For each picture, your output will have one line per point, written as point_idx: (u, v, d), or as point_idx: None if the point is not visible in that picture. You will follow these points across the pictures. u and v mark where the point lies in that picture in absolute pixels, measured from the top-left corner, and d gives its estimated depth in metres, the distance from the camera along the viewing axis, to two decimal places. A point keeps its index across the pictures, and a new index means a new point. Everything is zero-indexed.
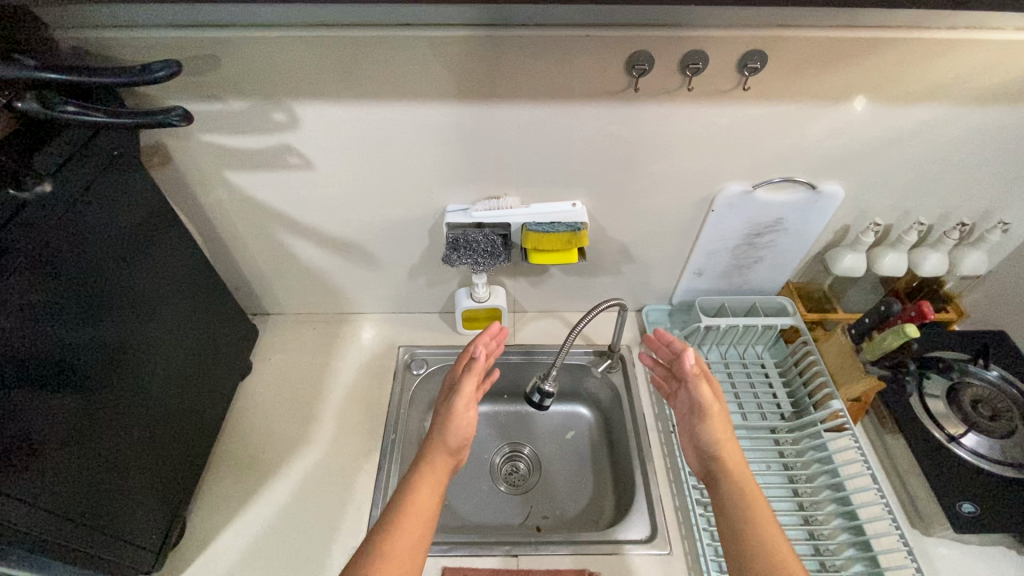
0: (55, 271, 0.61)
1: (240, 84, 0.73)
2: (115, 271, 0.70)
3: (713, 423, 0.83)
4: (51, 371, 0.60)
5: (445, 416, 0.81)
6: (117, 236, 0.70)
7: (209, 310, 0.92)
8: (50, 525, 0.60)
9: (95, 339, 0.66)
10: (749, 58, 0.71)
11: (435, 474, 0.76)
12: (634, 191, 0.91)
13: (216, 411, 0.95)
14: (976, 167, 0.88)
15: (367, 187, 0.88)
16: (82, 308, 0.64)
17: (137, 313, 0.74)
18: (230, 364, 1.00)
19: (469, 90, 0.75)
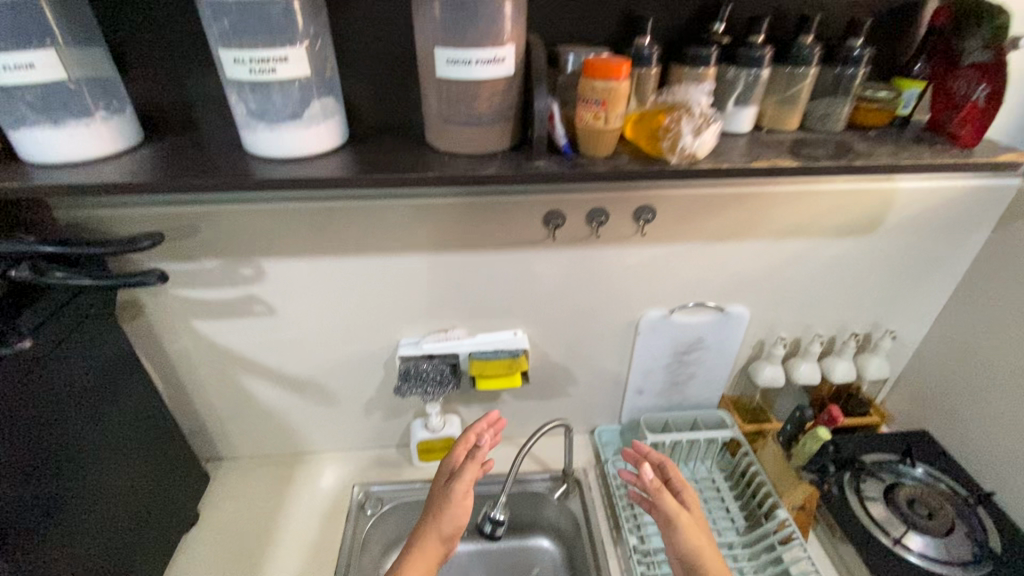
0: (12, 426, 0.63)
1: (216, 246, 0.85)
2: (70, 421, 0.72)
3: (686, 535, 0.83)
4: None
5: (440, 509, 0.83)
6: (78, 387, 0.74)
7: (159, 457, 0.93)
8: None
9: (36, 496, 0.66)
10: (641, 211, 0.88)
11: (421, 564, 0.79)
12: (568, 319, 1.02)
13: (151, 568, 0.90)
14: (853, 287, 1.04)
15: (326, 327, 0.97)
16: (29, 454, 0.66)
17: (83, 464, 0.74)
18: (176, 510, 0.97)
19: (414, 244, 0.88)
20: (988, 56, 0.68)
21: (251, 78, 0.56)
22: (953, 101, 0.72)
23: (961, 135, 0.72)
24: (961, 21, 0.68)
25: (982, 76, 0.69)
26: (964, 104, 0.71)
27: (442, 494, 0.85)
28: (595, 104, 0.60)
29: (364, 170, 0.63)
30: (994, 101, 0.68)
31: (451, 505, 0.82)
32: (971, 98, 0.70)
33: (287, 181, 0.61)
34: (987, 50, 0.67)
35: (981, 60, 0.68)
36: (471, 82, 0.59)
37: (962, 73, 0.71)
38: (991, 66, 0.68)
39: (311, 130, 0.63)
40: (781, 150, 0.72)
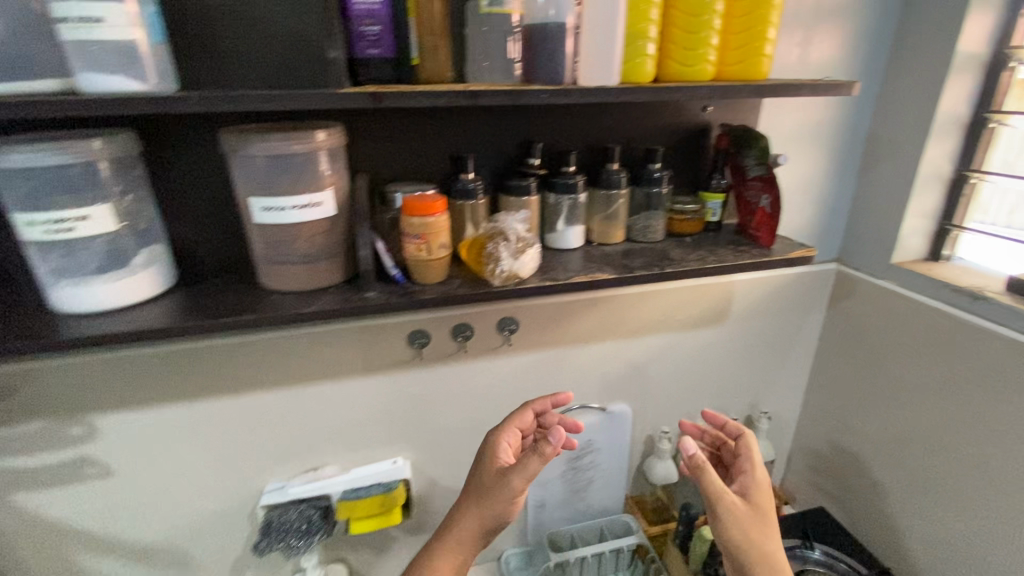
0: None
1: (37, 406, 0.76)
2: None
3: (744, 531, 0.72)
4: None
5: (480, 499, 0.79)
6: None
7: None
8: None
9: None
10: (504, 323, 0.91)
11: (453, 553, 0.77)
12: (451, 438, 0.98)
13: None
14: (722, 373, 1.09)
15: (178, 480, 0.87)
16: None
17: None
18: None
19: (271, 378, 0.84)
20: (763, 170, 0.78)
21: (48, 237, 0.55)
22: (750, 209, 0.83)
23: (762, 237, 0.81)
24: (739, 144, 0.81)
25: (763, 187, 0.79)
26: (757, 211, 0.81)
27: (488, 483, 0.80)
28: (415, 238, 0.63)
29: (183, 315, 0.61)
30: (776, 206, 0.78)
31: (498, 498, 0.77)
32: (761, 206, 0.80)
33: (92, 337, 0.57)
34: (760, 166, 0.78)
35: (759, 174, 0.79)
36: (290, 225, 0.61)
37: (750, 185, 0.81)
38: (767, 178, 0.78)
39: (125, 280, 0.61)
40: (610, 260, 0.78)
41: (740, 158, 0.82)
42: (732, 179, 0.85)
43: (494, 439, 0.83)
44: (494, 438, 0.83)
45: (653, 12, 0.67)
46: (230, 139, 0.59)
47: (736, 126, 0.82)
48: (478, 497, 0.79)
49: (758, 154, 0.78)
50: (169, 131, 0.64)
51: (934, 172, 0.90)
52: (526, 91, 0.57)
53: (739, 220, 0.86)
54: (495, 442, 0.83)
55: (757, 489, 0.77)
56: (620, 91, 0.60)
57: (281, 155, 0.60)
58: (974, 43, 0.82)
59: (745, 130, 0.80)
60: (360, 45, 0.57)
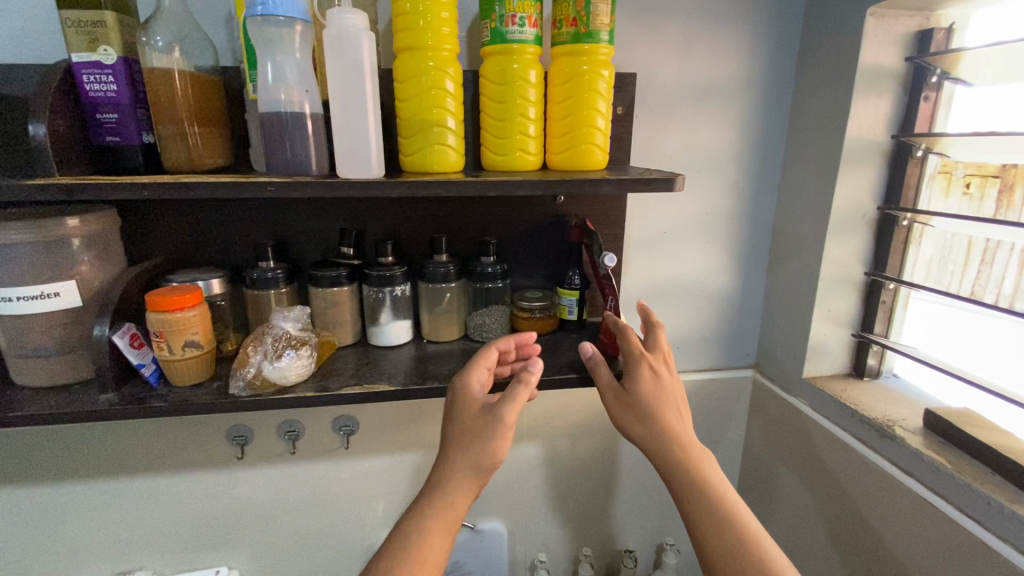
0: None
1: None
2: None
3: (651, 412, 0.62)
4: None
5: (469, 444, 0.58)
6: None
7: None
8: None
9: None
10: (341, 423, 0.82)
11: (450, 522, 0.57)
12: (288, 548, 0.87)
13: None
14: (619, 492, 0.93)
15: None
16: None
17: None
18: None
19: (75, 468, 0.77)
20: (606, 273, 0.69)
21: None
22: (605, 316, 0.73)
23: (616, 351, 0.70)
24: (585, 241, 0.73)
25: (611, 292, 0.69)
26: (609, 319, 0.71)
27: (471, 428, 0.58)
28: (154, 334, 0.57)
29: None
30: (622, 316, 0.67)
31: (487, 439, 0.57)
32: (608, 310, 0.70)
33: None
34: (602, 268, 0.69)
35: (604, 277, 0.70)
36: (23, 316, 0.57)
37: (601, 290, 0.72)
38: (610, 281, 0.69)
39: None
40: (425, 364, 0.68)
41: (589, 258, 0.73)
42: (588, 279, 0.77)
43: (463, 378, 0.60)
44: (466, 376, 0.60)
45: (449, 101, 0.60)
46: None
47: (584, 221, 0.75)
48: (454, 445, 0.58)
49: (598, 253, 0.69)
50: None
51: (842, 274, 0.77)
52: (250, 183, 0.51)
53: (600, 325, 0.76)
54: (470, 379, 0.60)
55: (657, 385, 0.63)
56: (370, 185, 0.53)
57: (11, 246, 0.56)
58: (868, 131, 0.71)
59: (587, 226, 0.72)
60: (98, 133, 0.54)
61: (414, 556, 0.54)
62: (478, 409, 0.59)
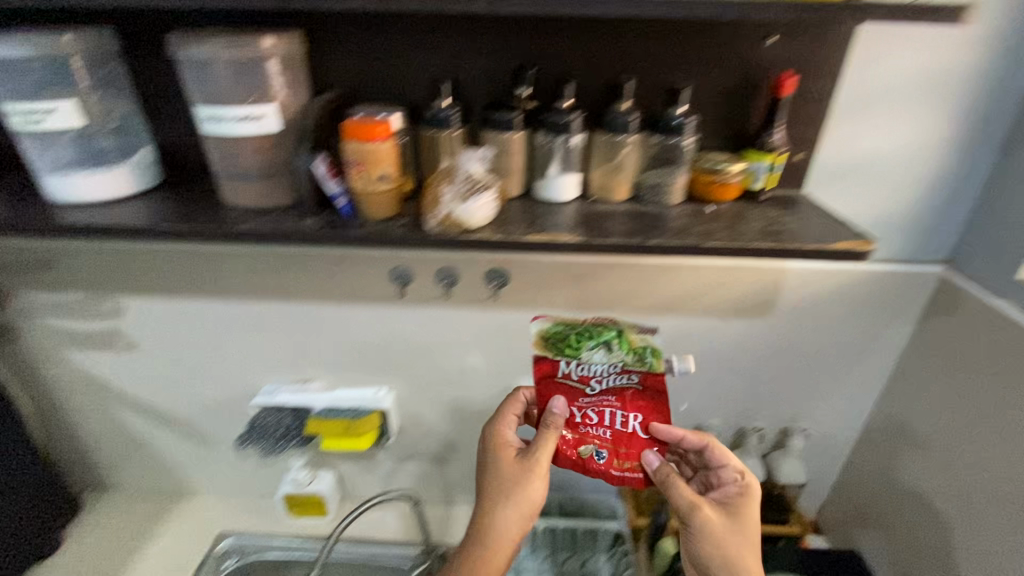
0: None
1: (76, 281, 0.88)
2: None
3: (707, 540, 0.67)
4: None
5: (508, 497, 0.65)
6: None
7: (21, 485, 0.97)
8: None
9: None
10: (493, 275, 0.84)
11: (500, 554, 0.65)
12: (437, 380, 0.96)
13: None
14: (756, 373, 0.92)
15: (192, 367, 0.97)
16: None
17: None
18: (14, 539, 0.97)
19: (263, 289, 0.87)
20: (631, 380, 0.68)
21: (21, 126, 0.59)
22: (603, 431, 0.66)
23: (631, 464, 0.65)
24: (580, 342, 0.68)
25: (626, 404, 0.67)
26: (618, 436, 0.66)
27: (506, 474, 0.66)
28: (353, 165, 0.58)
29: (151, 217, 0.63)
30: (647, 427, 0.67)
31: (512, 483, 0.65)
32: (624, 386, 0.68)
33: (73, 225, 0.61)
34: (625, 375, 0.68)
35: (622, 386, 0.68)
36: (233, 137, 0.59)
37: (601, 400, 0.67)
38: (632, 391, 0.68)
39: (99, 177, 0.64)
40: (598, 221, 0.66)
41: (577, 363, 0.68)
42: (560, 388, 0.68)
43: (490, 428, 0.72)
44: (499, 426, 0.72)
45: None
46: (175, 39, 0.56)
47: (559, 323, 0.69)
48: (493, 491, 0.66)
49: (619, 359, 0.68)
50: (150, 31, 0.64)
51: None
52: None
53: (571, 450, 0.65)
54: (502, 428, 0.71)
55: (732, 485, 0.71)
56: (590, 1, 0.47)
57: (219, 63, 0.57)
58: None
59: (585, 326, 0.69)
60: None
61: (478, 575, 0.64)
62: (517, 462, 0.67)
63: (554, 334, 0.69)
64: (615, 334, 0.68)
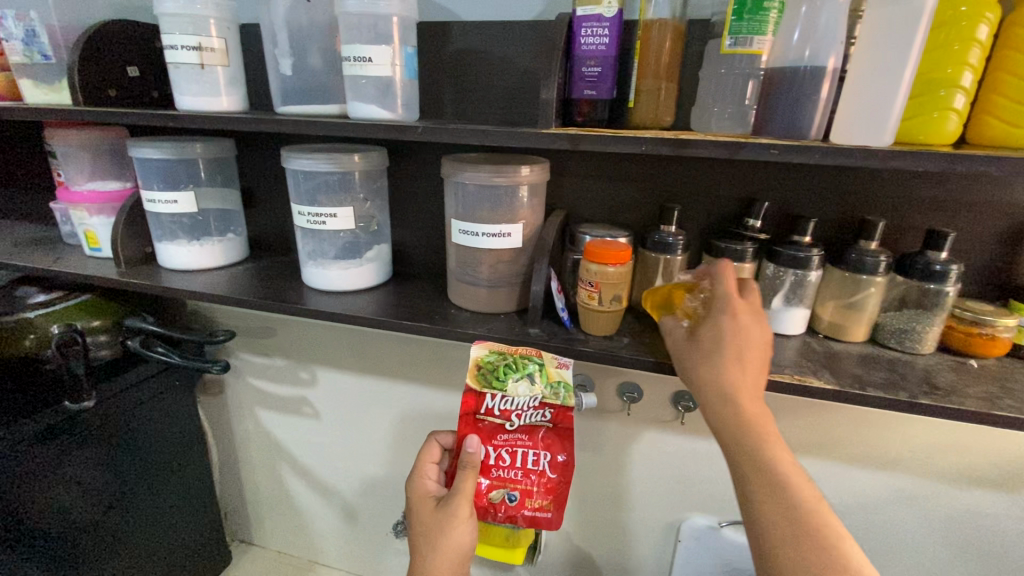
0: (65, 465, 0.78)
1: (285, 348, 0.97)
2: (123, 467, 0.88)
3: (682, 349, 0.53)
4: (14, 541, 0.74)
5: (430, 544, 0.57)
6: (137, 443, 0.89)
7: (198, 521, 1.05)
8: None
9: (60, 528, 0.79)
10: (679, 397, 0.79)
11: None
12: (594, 498, 0.91)
13: None
14: (994, 561, 0.75)
15: (359, 441, 1.02)
16: (67, 474, 0.79)
17: (116, 507, 0.87)
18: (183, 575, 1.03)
19: (444, 378, 0.91)
20: (545, 418, 0.60)
21: (307, 225, 0.69)
22: (516, 473, 0.62)
23: (546, 504, 0.64)
24: (506, 372, 0.59)
25: (541, 444, 0.61)
26: (529, 476, 0.63)
27: (432, 518, 0.58)
28: (588, 284, 0.60)
29: (387, 310, 0.69)
30: (559, 468, 0.62)
31: (445, 530, 0.57)
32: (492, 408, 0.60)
33: (323, 310, 0.69)
34: (540, 411, 0.60)
35: (537, 424, 0.60)
36: (477, 248, 0.64)
37: (515, 439, 0.61)
38: (546, 429, 0.61)
39: (350, 270, 0.73)
40: (835, 363, 0.60)
41: (503, 397, 0.59)
42: (481, 427, 0.61)
43: (413, 475, 0.64)
44: (417, 477, 0.64)
45: (975, 52, 0.49)
46: (447, 165, 0.64)
47: (493, 352, 0.60)
48: (432, 541, 0.57)
49: (540, 394, 0.58)
50: (413, 151, 0.74)
51: None
52: (750, 143, 0.48)
53: (484, 492, 0.63)
54: (422, 476, 0.64)
55: (731, 326, 0.50)
56: (892, 153, 0.46)
57: (480, 185, 0.63)
58: None
59: (512, 357, 0.59)
60: (578, 85, 0.56)
61: None
62: (433, 505, 0.60)
63: (486, 364, 0.60)
64: (537, 365, 0.59)
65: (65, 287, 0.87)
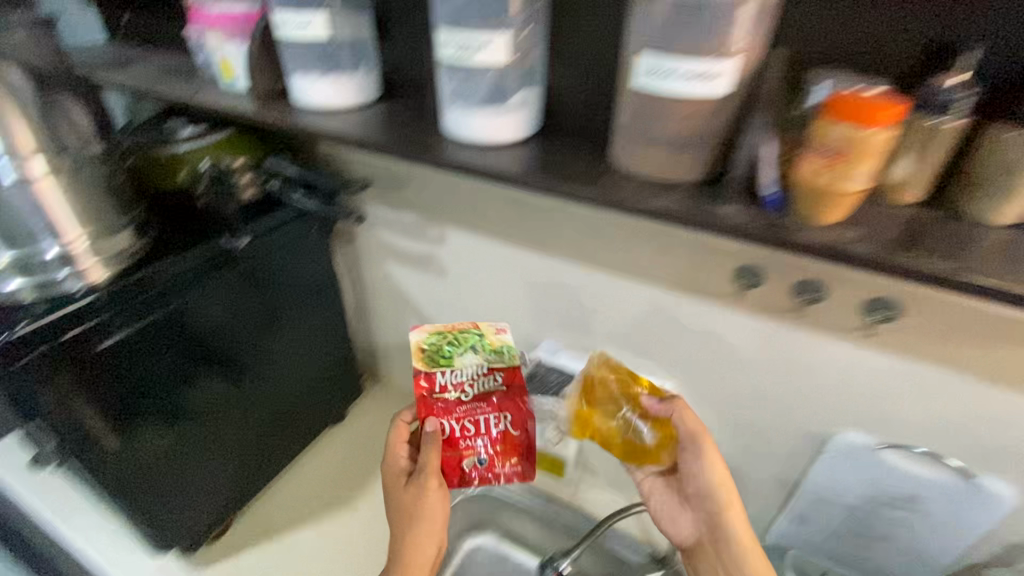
0: (231, 295, 0.82)
1: (415, 203, 0.93)
2: (278, 301, 0.92)
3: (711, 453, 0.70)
4: (198, 357, 0.80)
5: (410, 520, 0.70)
6: (286, 280, 0.92)
7: (340, 356, 1.13)
8: (130, 471, 0.76)
9: (233, 349, 0.86)
10: (876, 305, 0.65)
11: (421, 532, 0.70)
12: (733, 395, 0.84)
13: (302, 434, 1.10)
14: None
15: (483, 304, 1.00)
16: (236, 305, 0.84)
17: (273, 336, 0.93)
18: (328, 399, 1.15)
19: (582, 252, 0.82)
20: (497, 383, 0.70)
21: (455, 58, 0.58)
22: (481, 439, 0.68)
23: (512, 460, 0.69)
24: (450, 350, 0.70)
25: (497, 408, 0.68)
26: (495, 440, 0.68)
27: (411, 500, 0.70)
28: (827, 153, 0.45)
29: (539, 169, 0.59)
30: (520, 427, 0.68)
31: (427, 504, 0.70)
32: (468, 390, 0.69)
33: (469, 163, 0.60)
34: (490, 376, 0.69)
35: (490, 390, 0.69)
36: (667, 95, 0.50)
37: (474, 409, 0.68)
38: (500, 394, 0.69)
39: (499, 118, 0.62)
40: None
41: (452, 372, 0.69)
42: (437, 407, 0.68)
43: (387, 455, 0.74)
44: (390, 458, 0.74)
45: None
46: None
47: (433, 336, 0.71)
48: (421, 525, 0.70)
49: (484, 360, 0.70)
50: None
51: None
52: None
53: (456, 462, 0.69)
54: (395, 455, 0.74)
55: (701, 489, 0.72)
56: None
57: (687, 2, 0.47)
58: None
59: (454, 337, 0.72)
60: None
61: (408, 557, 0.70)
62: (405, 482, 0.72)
63: (431, 347, 0.70)
64: (478, 339, 0.72)
65: (207, 121, 0.86)
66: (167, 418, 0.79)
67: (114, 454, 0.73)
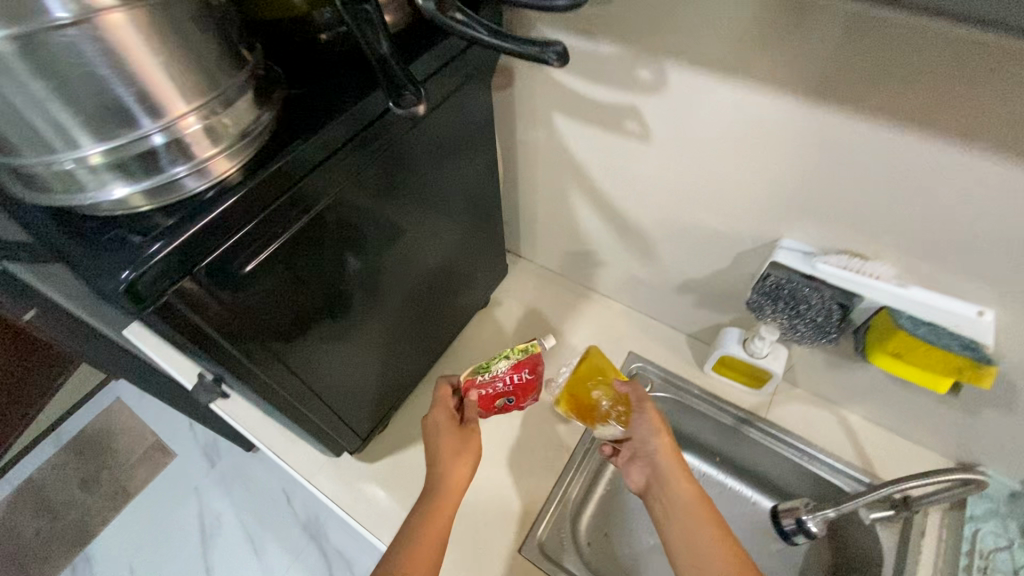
0: (376, 165, 0.60)
1: (624, 26, 0.61)
2: (426, 168, 0.69)
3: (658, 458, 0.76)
4: (348, 249, 0.62)
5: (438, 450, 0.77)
6: (436, 141, 0.68)
7: (484, 230, 0.93)
8: (293, 386, 0.64)
9: (382, 235, 0.67)
10: None
11: (430, 545, 0.69)
12: None
13: (449, 323, 0.97)
14: None
15: (696, 179, 0.73)
16: (378, 189, 0.62)
17: (422, 214, 0.73)
18: (471, 281, 0.99)
19: (921, 108, 0.51)
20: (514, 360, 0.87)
21: None
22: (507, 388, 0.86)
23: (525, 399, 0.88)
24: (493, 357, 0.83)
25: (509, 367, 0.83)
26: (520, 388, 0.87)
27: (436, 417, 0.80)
28: None
29: None
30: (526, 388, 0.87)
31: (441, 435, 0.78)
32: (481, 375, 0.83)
33: None
34: (488, 374, 0.83)
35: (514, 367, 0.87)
36: None
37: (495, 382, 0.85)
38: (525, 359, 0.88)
39: None
40: None
41: (488, 374, 0.83)
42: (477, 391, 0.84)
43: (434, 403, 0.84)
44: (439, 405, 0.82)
45: None
46: None
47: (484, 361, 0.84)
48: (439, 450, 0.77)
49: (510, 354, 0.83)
50: None
51: None
52: None
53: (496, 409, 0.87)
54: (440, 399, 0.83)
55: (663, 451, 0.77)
56: None
57: None
58: None
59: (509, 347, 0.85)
60: None
61: (427, 508, 0.72)
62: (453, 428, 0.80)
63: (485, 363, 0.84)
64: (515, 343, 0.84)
65: None
66: (319, 332, 0.64)
67: (275, 370, 0.60)
